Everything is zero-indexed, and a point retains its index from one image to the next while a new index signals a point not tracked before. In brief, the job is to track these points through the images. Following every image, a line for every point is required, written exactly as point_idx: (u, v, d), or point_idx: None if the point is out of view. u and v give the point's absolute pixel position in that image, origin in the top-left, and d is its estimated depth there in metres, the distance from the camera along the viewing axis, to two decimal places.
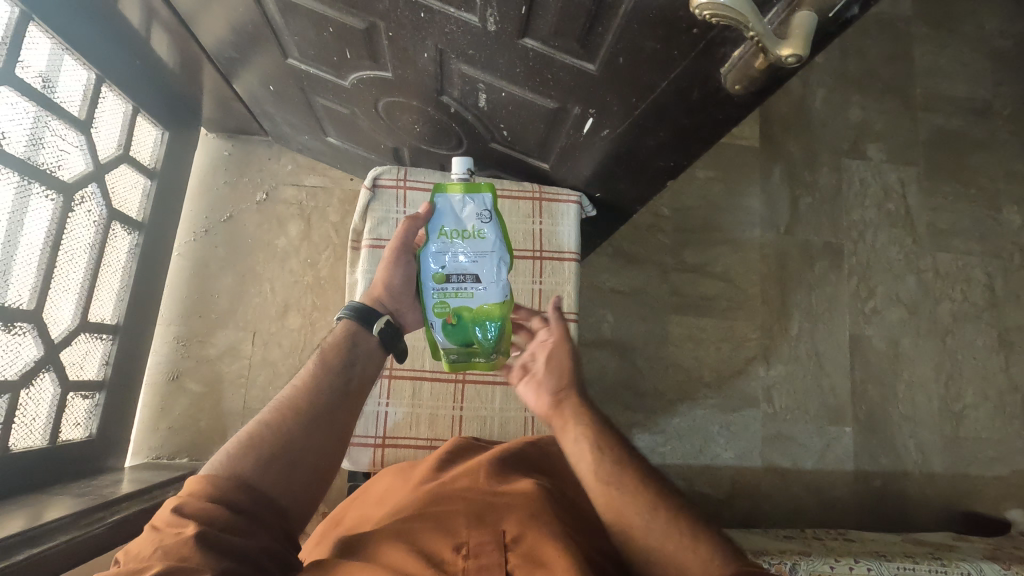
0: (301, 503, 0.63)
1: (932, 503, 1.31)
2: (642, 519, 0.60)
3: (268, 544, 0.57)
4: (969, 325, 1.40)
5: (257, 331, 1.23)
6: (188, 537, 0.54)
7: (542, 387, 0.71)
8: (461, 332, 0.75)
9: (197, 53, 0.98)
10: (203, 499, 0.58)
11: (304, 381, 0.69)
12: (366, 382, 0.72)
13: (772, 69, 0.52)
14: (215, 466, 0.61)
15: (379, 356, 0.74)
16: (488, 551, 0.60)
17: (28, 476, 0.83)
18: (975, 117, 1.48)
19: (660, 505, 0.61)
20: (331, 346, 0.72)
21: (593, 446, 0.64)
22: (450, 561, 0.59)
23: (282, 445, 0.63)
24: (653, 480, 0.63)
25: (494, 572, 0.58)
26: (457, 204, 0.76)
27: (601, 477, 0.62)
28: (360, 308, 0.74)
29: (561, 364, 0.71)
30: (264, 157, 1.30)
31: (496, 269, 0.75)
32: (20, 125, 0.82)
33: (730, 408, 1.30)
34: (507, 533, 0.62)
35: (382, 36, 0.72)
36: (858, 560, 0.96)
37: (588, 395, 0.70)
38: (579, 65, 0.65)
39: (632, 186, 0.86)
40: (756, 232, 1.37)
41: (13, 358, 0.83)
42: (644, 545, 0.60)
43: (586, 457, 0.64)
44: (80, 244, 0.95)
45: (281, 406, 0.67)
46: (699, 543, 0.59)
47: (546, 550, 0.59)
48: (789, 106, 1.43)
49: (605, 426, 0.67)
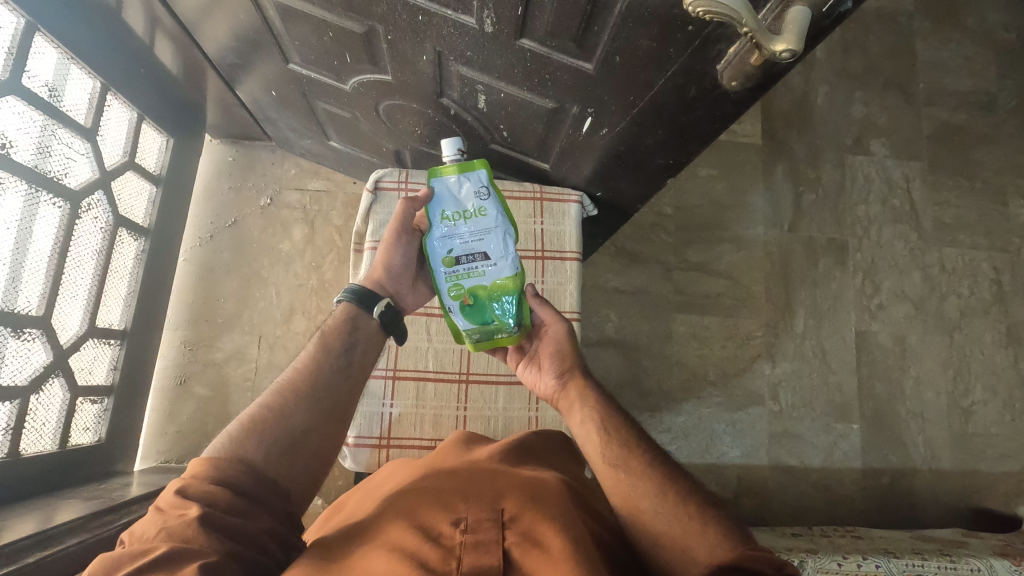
0: (303, 486, 0.63)
1: (942, 500, 1.30)
2: (646, 500, 0.61)
3: (269, 525, 0.58)
4: (977, 319, 1.39)
5: (263, 335, 1.24)
6: (191, 518, 0.54)
7: (547, 371, 0.77)
8: (479, 311, 0.76)
9: (200, 60, 0.99)
10: (205, 481, 0.57)
11: (304, 365, 0.70)
12: (366, 365, 0.73)
13: (767, 65, 0.52)
14: (217, 448, 0.61)
15: (379, 339, 0.76)
16: (485, 527, 0.55)
17: (39, 480, 0.84)
18: (979, 111, 1.47)
19: (666, 488, 0.61)
20: (331, 330, 0.73)
21: (599, 428, 0.68)
22: (447, 535, 0.55)
23: (284, 427, 0.64)
24: (662, 466, 0.64)
25: (491, 548, 0.53)
26: (454, 186, 0.76)
27: (607, 460, 0.65)
28: (359, 291, 0.75)
29: (563, 350, 0.77)
30: (268, 162, 1.31)
31: (503, 242, 0.75)
32: (28, 134, 0.83)
33: (736, 406, 1.29)
34: (506, 511, 0.57)
35: (381, 40, 0.73)
36: (867, 558, 0.95)
37: (593, 378, 0.75)
38: (576, 65, 0.65)
39: (632, 185, 0.86)
40: (759, 229, 1.37)
41: (22, 364, 0.84)
42: (649, 527, 0.60)
43: (591, 438, 0.68)
44: (87, 251, 0.96)
45: (283, 389, 0.68)
46: (706, 523, 0.58)
47: (545, 528, 0.55)
48: (791, 103, 1.43)
49: (614, 411, 0.70)
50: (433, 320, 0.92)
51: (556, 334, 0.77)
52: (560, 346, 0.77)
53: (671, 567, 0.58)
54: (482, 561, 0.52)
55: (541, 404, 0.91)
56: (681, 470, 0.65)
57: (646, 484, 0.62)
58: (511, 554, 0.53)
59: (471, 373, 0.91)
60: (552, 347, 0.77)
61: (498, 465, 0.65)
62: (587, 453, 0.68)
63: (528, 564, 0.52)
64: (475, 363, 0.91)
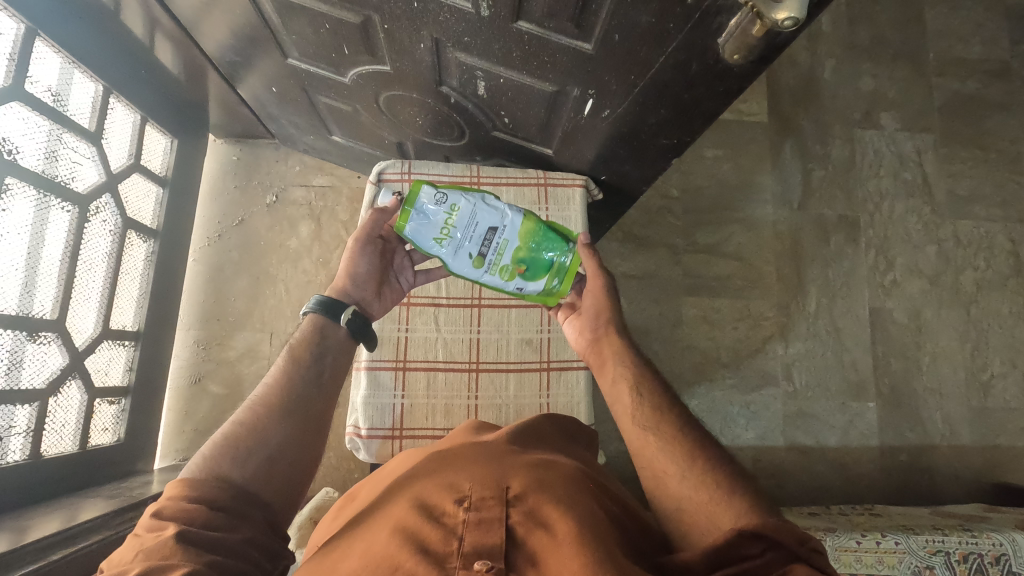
0: (285, 497, 0.62)
1: (962, 476, 1.29)
2: (674, 466, 0.61)
3: (252, 536, 0.56)
4: (994, 292, 1.36)
5: (274, 332, 1.24)
6: (168, 536, 0.52)
7: (585, 328, 0.79)
8: (536, 265, 0.79)
9: (200, 60, 1.00)
10: (181, 500, 0.56)
11: (276, 379, 0.69)
12: (338, 373, 0.73)
13: (770, 35, 0.52)
14: (191, 469, 0.60)
15: (349, 346, 0.76)
16: (489, 504, 0.54)
17: (62, 480, 0.86)
18: (992, 79, 1.44)
19: (696, 455, 0.62)
20: (299, 343, 0.73)
21: (632, 390, 0.69)
22: (450, 514, 0.53)
23: (259, 441, 0.63)
24: (693, 435, 0.64)
25: (494, 526, 0.52)
26: (420, 219, 0.76)
27: (638, 421, 0.66)
28: (326, 299, 0.76)
29: (600, 305, 0.78)
30: (272, 160, 1.31)
31: (491, 206, 0.77)
32: (34, 139, 0.83)
33: (749, 388, 1.28)
34: (511, 489, 0.56)
35: (377, 30, 0.72)
36: (886, 535, 0.95)
37: (631, 337, 0.75)
38: (575, 45, 0.64)
39: (637, 167, 0.85)
40: (768, 209, 1.35)
41: (40, 367, 0.85)
42: (674, 491, 0.60)
43: (622, 398, 0.69)
44: (98, 254, 0.97)
45: (255, 405, 0.67)
46: (734, 495, 0.58)
47: (550, 509, 0.54)
48: (797, 79, 1.40)
49: (648, 372, 0.71)
50: (442, 310, 0.92)
51: (598, 288, 0.78)
52: (599, 301, 0.78)
53: (693, 532, 0.58)
54: (485, 541, 0.50)
55: (552, 390, 0.91)
56: (712, 441, 0.64)
57: (674, 449, 0.62)
58: (516, 533, 0.52)
59: (481, 361, 0.91)
60: (592, 303, 0.79)
61: (503, 446, 0.64)
62: (618, 412, 0.69)
63: (534, 544, 0.51)
64: (485, 352, 0.91)
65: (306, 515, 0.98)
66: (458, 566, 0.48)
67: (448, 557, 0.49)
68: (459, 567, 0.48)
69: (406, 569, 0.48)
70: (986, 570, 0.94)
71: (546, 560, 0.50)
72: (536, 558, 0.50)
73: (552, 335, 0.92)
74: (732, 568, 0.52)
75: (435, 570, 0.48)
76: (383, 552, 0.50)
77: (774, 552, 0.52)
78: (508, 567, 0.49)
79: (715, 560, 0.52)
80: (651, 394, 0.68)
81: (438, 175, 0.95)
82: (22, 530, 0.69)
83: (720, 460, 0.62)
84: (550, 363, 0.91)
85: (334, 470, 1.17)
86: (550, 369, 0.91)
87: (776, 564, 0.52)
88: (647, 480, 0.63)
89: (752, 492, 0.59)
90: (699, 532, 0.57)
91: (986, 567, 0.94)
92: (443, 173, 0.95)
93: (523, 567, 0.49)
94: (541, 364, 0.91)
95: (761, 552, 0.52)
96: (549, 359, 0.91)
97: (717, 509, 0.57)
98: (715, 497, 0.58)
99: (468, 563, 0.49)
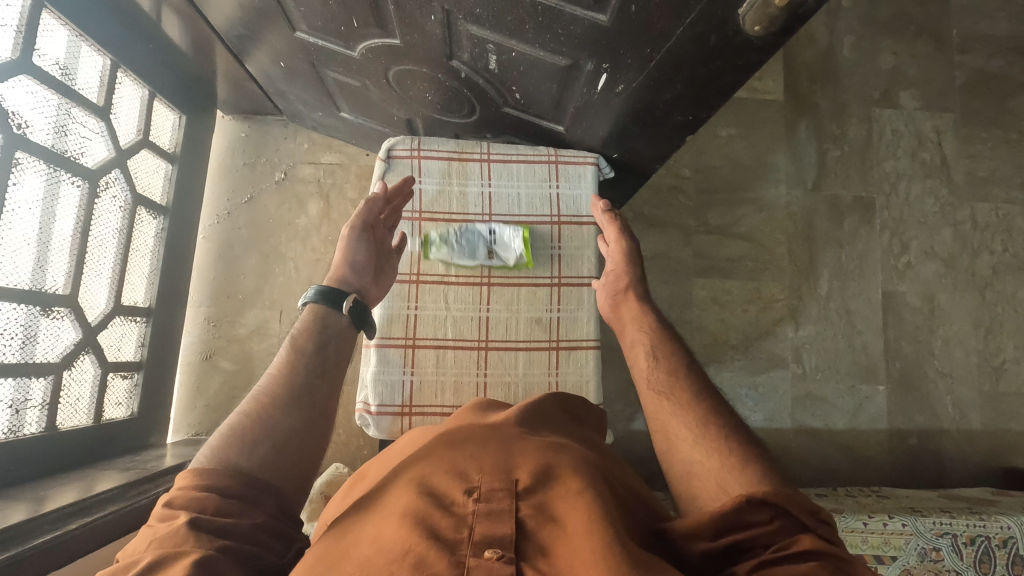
0: (296, 483, 0.63)
1: (971, 459, 1.29)
2: (687, 431, 0.63)
3: (262, 521, 0.57)
4: (1009, 275, 1.34)
5: (284, 309, 1.25)
6: (179, 525, 0.53)
7: (607, 292, 0.86)
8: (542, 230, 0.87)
9: (207, 33, 0.98)
10: (191, 490, 0.56)
11: (279, 369, 0.70)
12: (340, 361, 0.74)
13: (793, 5, 0.51)
14: (200, 460, 0.60)
15: (350, 333, 0.77)
16: (498, 497, 0.54)
17: (77, 453, 0.88)
18: (1016, 56, 1.40)
19: (708, 421, 0.63)
20: (301, 333, 0.73)
21: (647, 353, 0.74)
22: (459, 504, 0.53)
23: (266, 430, 0.63)
24: (704, 403, 0.66)
25: (504, 518, 0.52)
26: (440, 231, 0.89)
27: (652, 385, 0.70)
28: (325, 289, 0.77)
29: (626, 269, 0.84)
30: (281, 137, 1.31)
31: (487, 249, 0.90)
32: (43, 114, 0.82)
33: (758, 370, 1.28)
34: (520, 481, 0.55)
35: (387, 2, 0.71)
36: (894, 516, 0.95)
37: (649, 302, 0.82)
38: (590, 17, 0.63)
39: (650, 145, 0.83)
40: (781, 190, 1.33)
41: (54, 341, 0.86)
42: (685, 455, 0.62)
43: (640, 360, 0.74)
44: (109, 230, 0.97)
45: (260, 396, 0.67)
46: (744, 466, 0.58)
47: (560, 501, 0.54)
48: (815, 56, 1.37)
49: (665, 337, 0.76)
50: (451, 288, 0.92)
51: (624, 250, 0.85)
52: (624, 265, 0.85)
53: (700, 496, 0.59)
54: (495, 531, 0.51)
55: (561, 368, 0.91)
56: (726, 409, 0.66)
57: (687, 414, 0.65)
58: (525, 526, 0.52)
59: (490, 340, 0.91)
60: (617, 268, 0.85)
61: (513, 428, 0.64)
62: (636, 374, 0.73)
63: (544, 536, 0.51)
64: (494, 330, 0.91)
65: (316, 490, 0.99)
66: (469, 554, 0.48)
67: (458, 545, 0.49)
68: (469, 555, 0.48)
69: (418, 554, 0.48)
70: (993, 552, 0.94)
71: (557, 550, 0.50)
72: (546, 548, 0.50)
73: (562, 314, 0.91)
74: (739, 533, 0.53)
75: (447, 558, 0.48)
76: (393, 537, 0.50)
77: (782, 520, 0.53)
78: (520, 556, 0.49)
79: (722, 525, 0.53)
80: (665, 363, 0.72)
81: (448, 152, 0.94)
82: (39, 500, 0.71)
83: (735, 427, 0.63)
84: (559, 342, 0.91)
85: (343, 446, 1.18)
86: (560, 348, 0.91)
87: (783, 532, 0.52)
88: (660, 442, 0.66)
89: (765, 459, 0.60)
90: (705, 496, 0.58)
91: (994, 550, 0.94)
92: (451, 150, 0.94)
93: (535, 556, 0.50)
94: (550, 343, 0.91)
95: (770, 519, 0.53)
96: (558, 338, 0.91)
97: (726, 474, 0.58)
98: (726, 461, 0.59)
99: (478, 551, 0.49)
